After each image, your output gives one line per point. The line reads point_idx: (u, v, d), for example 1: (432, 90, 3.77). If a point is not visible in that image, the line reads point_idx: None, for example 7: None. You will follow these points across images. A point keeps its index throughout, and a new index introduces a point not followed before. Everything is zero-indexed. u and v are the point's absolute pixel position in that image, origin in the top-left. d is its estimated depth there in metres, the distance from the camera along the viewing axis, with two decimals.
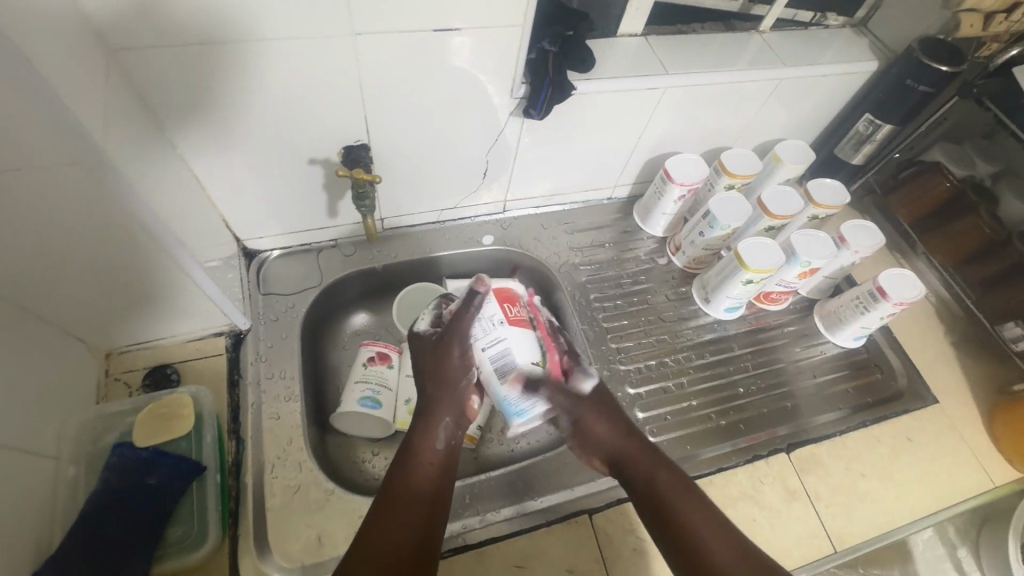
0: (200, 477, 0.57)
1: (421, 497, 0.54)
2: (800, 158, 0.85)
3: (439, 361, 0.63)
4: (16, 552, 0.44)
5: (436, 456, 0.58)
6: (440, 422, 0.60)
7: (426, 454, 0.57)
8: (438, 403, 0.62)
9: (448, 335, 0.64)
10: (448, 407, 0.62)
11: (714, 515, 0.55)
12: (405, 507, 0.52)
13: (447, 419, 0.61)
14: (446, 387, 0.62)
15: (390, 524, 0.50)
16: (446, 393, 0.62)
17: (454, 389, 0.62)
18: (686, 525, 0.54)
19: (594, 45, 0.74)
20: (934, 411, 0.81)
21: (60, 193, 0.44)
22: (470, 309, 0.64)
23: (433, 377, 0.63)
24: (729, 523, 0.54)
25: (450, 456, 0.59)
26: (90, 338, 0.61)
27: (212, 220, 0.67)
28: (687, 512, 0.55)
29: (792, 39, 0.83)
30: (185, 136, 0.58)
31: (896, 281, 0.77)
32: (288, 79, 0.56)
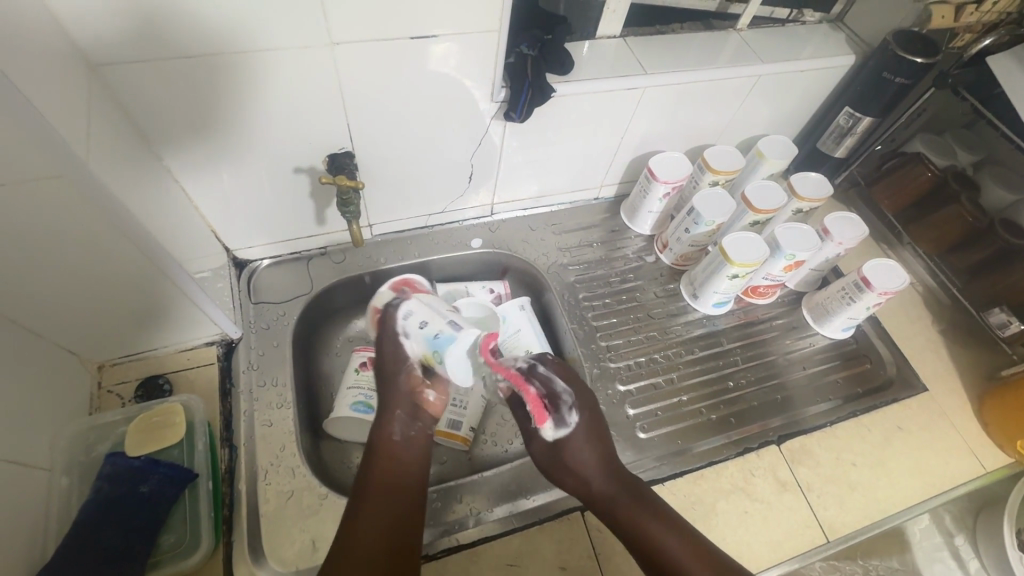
0: (192, 485, 0.57)
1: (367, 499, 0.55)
2: (783, 153, 0.86)
3: (382, 360, 0.64)
4: (8, 561, 0.45)
5: (388, 451, 0.59)
6: (386, 419, 0.61)
7: (383, 448, 0.60)
8: (387, 401, 0.63)
9: (380, 335, 0.65)
10: (392, 404, 0.62)
11: (678, 529, 0.57)
12: (369, 502, 0.55)
13: (400, 413, 0.62)
14: (388, 387, 0.63)
15: (357, 519, 0.53)
16: (390, 391, 0.63)
17: (397, 385, 0.63)
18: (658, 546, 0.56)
19: (574, 48, 0.75)
20: (924, 399, 0.81)
21: (46, 204, 0.44)
22: (389, 309, 0.65)
23: (384, 379, 0.64)
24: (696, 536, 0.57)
25: (410, 451, 0.60)
26: (80, 350, 0.61)
27: (201, 230, 0.68)
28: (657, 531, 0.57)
29: (770, 36, 0.84)
30: (171, 149, 0.59)
31: (880, 271, 0.77)
32: (268, 91, 0.57)
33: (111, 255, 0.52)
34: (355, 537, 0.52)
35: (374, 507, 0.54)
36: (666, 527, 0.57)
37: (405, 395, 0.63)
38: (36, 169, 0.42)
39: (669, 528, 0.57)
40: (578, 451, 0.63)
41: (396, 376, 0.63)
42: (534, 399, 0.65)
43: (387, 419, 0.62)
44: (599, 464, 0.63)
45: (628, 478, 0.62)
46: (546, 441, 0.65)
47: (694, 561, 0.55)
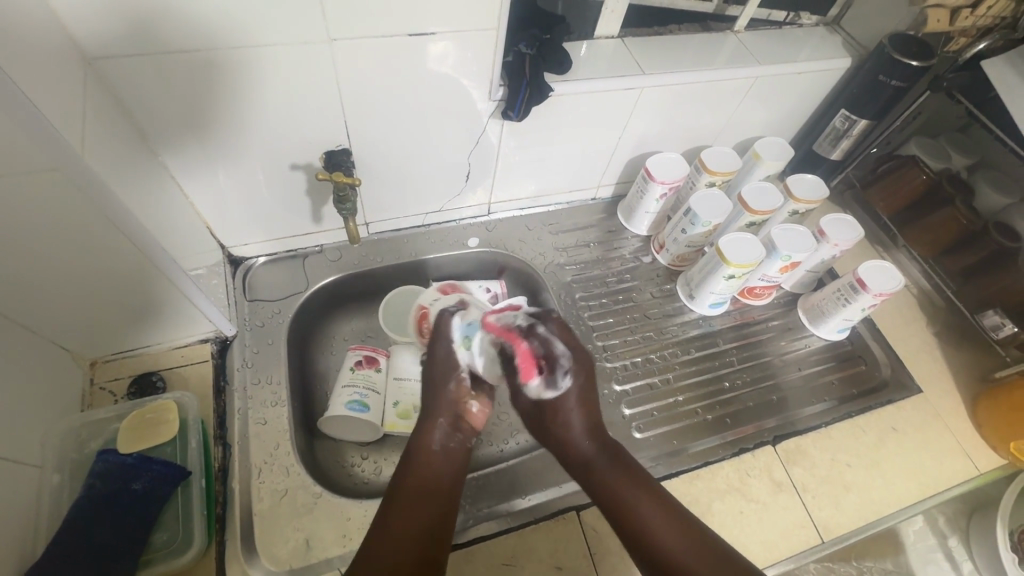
0: (185, 482, 0.57)
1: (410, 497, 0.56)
2: (780, 156, 0.87)
3: (432, 369, 0.67)
4: None
5: (428, 458, 0.60)
6: (428, 428, 0.63)
7: (424, 453, 0.60)
8: (433, 408, 0.65)
9: (432, 342, 0.69)
10: (438, 410, 0.64)
11: (658, 498, 0.58)
12: (403, 504, 0.55)
13: (442, 421, 0.64)
14: (437, 395, 0.65)
15: (390, 520, 0.53)
16: (438, 399, 0.65)
17: (445, 394, 0.65)
18: (635, 511, 0.57)
19: (572, 48, 0.75)
20: (918, 401, 0.82)
21: (40, 197, 0.44)
22: (444, 314, 0.69)
23: (430, 389, 0.66)
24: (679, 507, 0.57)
25: (448, 457, 0.61)
26: (72, 346, 0.60)
27: (196, 227, 0.68)
28: (636, 498, 0.58)
29: (767, 38, 0.84)
30: (167, 144, 0.58)
31: (875, 272, 0.78)
32: (264, 86, 0.57)
33: (105, 250, 0.52)
34: (386, 538, 0.52)
35: (408, 510, 0.54)
36: (649, 497, 0.58)
37: (451, 403, 0.65)
38: (31, 161, 0.41)
39: (651, 496, 0.58)
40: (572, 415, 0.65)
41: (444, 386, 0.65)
42: (526, 353, 0.65)
43: (429, 426, 0.63)
44: (587, 429, 0.64)
45: (617, 450, 0.63)
46: (530, 397, 0.66)
47: (669, 528, 0.55)
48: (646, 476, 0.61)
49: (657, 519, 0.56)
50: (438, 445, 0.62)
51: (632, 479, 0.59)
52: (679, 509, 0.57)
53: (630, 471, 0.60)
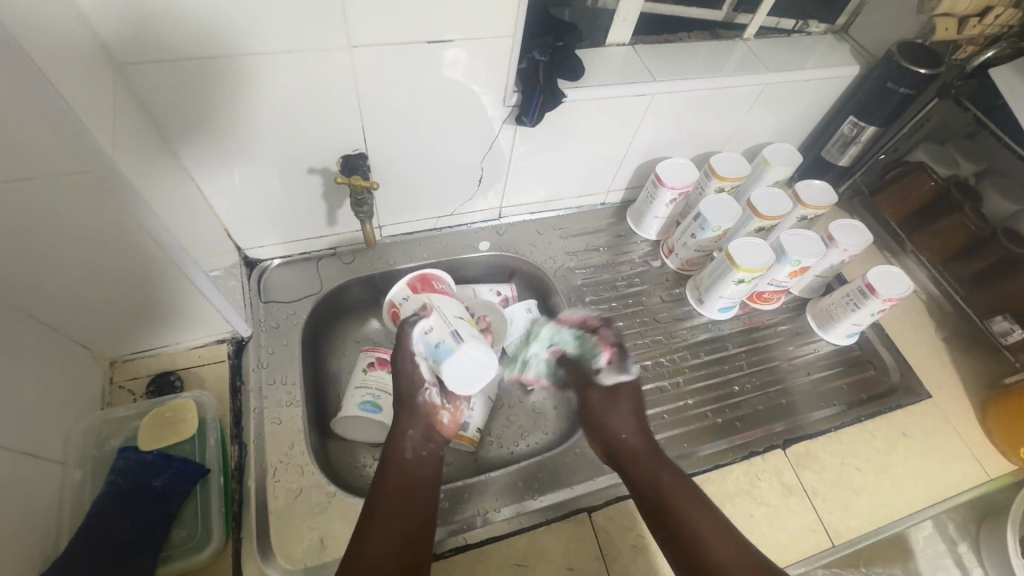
0: (204, 480, 0.57)
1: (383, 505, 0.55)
2: (789, 161, 0.88)
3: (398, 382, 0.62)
4: (22, 552, 0.45)
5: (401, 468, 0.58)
6: (399, 437, 0.60)
7: (397, 466, 0.58)
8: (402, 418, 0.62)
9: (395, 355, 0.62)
10: (406, 422, 0.61)
11: (706, 510, 0.55)
12: (376, 526, 0.53)
13: (412, 432, 0.61)
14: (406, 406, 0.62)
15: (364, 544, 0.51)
16: (408, 410, 0.62)
17: (414, 406, 0.62)
18: (681, 516, 0.55)
19: (584, 54, 0.76)
20: (928, 406, 0.82)
21: (68, 198, 0.45)
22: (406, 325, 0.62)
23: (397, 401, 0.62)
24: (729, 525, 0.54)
25: (421, 470, 0.59)
26: (93, 345, 0.62)
27: (214, 229, 0.69)
28: (685, 508, 0.55)
29: (776, 46, 0.85)
30: (189, 148, 0.59)
31: (884, 277, 0.78)
32: (283, 91, 0.58)
33: (129, 251, 0.53)
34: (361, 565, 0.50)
35: (380, 532, 0.52)
36: (698, 507, 0.55)
37: (423, 416, 0.62)
38: (64, 163, 0.43)
39: (699, 505, 0.55)
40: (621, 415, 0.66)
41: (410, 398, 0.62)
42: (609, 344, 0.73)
43: (402, 438, 0.60)
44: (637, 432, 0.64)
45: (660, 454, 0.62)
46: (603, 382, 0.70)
47: (718, 542, 0.52)
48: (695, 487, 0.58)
49: (707, 531, 0.53)
50: (410, 454, 0.60)
51: (681, 487, 0.57)
52: (724, 519, 0.54)
53: (678, 478, 0.58)
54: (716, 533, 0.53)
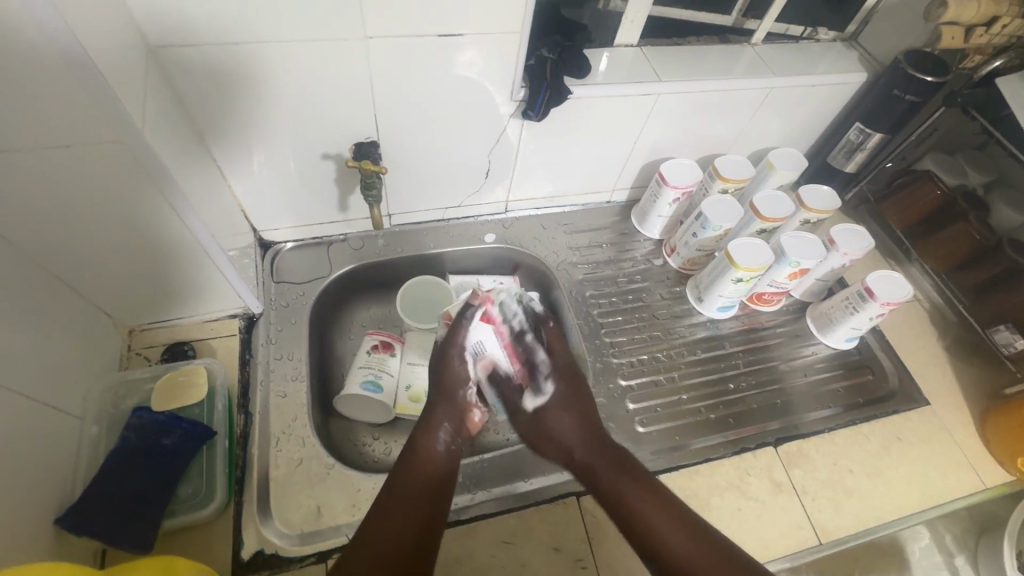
0: (210, 442, 0.60)
1: (408, 488, 0.56)
2: (793, 166, 0.89)
3: (441, 377, 0.69)
4: (38, 494, 0.48)
5: (434, 456, 0.61)
6: (433, 424, 0.64)
7: (428, 455, 0.60)
8: (439, 409, 0.66)
9: (448, 348, 0.70)
10: (443, 413, 0.65)
11: (669, 505, 0.57)
12: (399, 505, 0.54)
13: (447, 425, 0.65)
14: (445, 399, 0.67)
15: (381, 522, 0.52)
16: (447, 404, 0.67)
17: (454, 401, 0.67)
18: (641, 513, 0.56)
19: (592, 54, 0.78)
20: (925, 412, 0.82)
21: (101, 169, 0.49)
22: (464, 321, 0.71)
23: (438, 397, 0.67)
24: (689, 514, 0.56)
25: (449, 462, 0.61)
26: (115, 312, 0.65)
27: (232, 209, 0.72)
28: (644, 508, 0.57)
29: (784, 52, 0.86)
30: (212, 129, 0.63)
31: (884, 282, 0.78)
32: (301, 79, 0.61)
33: (154, 224, 0.57)
34: (378, 541, 0.51)
35: (403, 511, 0.54)
36: (659, 504, 0.57)
37: (458, 412, 0.67)
38: (99, 134, 0.46)
39: (658, 501, 0.57)
40: (564, 421, 0.67)
41: (453, 394, 0.68)
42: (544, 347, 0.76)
43: (437, 429, 0.63)
44: (586, 433, 0.66)
45: (615, 451, 0.64)
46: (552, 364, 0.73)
47: (678, 535, 0.54)
48: (656, 482, 0.60)
49: (668, 526, 0.55)
50: (443, 444, 0.63)
51: (636, 484, 0.59)
52: (676, 505, 0.57)
53: (635, 476, 0.60)
54: (675, 524, 0.55)
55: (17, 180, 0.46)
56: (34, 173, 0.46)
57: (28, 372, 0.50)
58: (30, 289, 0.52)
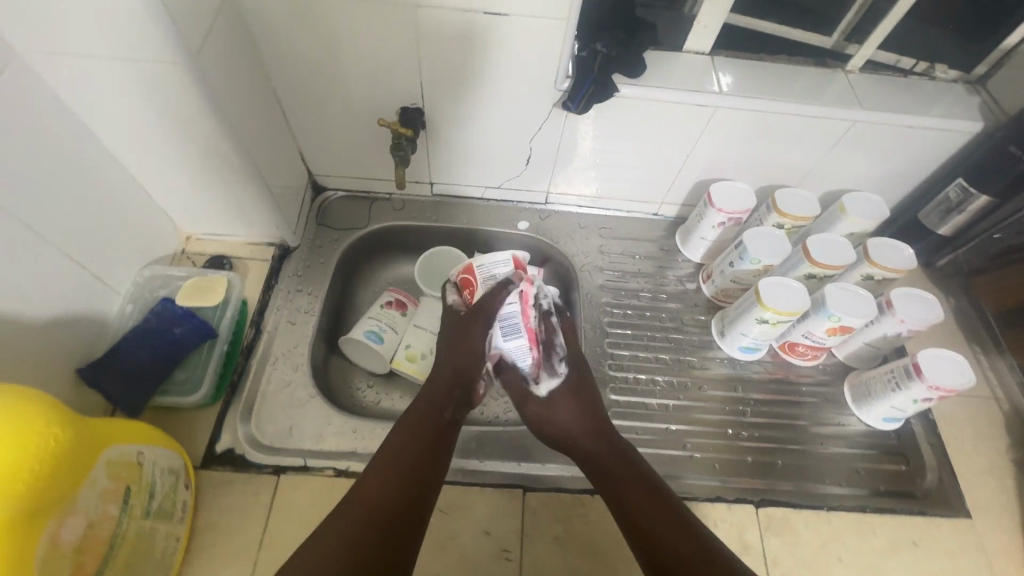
0: (212, 341, 0.69)
1: (401, 460, 0.55)
2: (870, 213, 0.79)
3: (456, 337, 0.66)
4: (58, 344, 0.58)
5: (439, 423, 0.60)
6: (443, 392, 0.63)
7: (430, 424, 0.59)
8: (451, 376, 0.65)
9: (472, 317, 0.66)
10: (454, 377, 0.65)
11: (673, 512, 0.53)
12: (381, 480, 0.53)
13: (456, 392, 0.64)
14: (456, 363, 0.65)
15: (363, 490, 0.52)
16: (458, 369, 0.65)
17: (470, 366, 0.65)
18: (640, 516, 0.53)
19: (656, 56, 0.75)
20: (958, 524, 0.70)
21: (163, 87, 0.56)
22: (502, 291, 0.65)
23: (449, 367, 0.65)
24: (696, 525, 0.52)
25: (445, 433, 0.59)
26: (177, 218, 0.76)
27: (290, 149, 0.80)
28: (646, 507, 0.54)
29: (883, 85, 0.77)
30: (278, 71, 0.70)
31: (939, 362, 0.68)
32: (357, 37, 0.66)
33: (207, 146, 0.64)
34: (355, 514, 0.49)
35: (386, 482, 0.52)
36: (661, 508, 0.54)
37: (469, 377, 0.65)
38: (157, 53, 0.52)
39: (661, 505, 0.54)
40: (563, 412, 0.65)
41: (470, 360, 0.65)
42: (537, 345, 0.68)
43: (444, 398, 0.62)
44: (587, 426, 0.63)
45: (620, 447, 0.61)
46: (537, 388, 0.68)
47: (678, 540, 0.51)
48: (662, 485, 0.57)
49: (669, 533, 0.51)
50: (450, 412, 0.62)
51: (638, 480, 0.57)
52: (683, 514, 0.53)
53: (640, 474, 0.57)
54: (676, 530, 0.51)
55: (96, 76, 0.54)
56: (110, 76, 0.54)
57: (74, 243, 0.61)
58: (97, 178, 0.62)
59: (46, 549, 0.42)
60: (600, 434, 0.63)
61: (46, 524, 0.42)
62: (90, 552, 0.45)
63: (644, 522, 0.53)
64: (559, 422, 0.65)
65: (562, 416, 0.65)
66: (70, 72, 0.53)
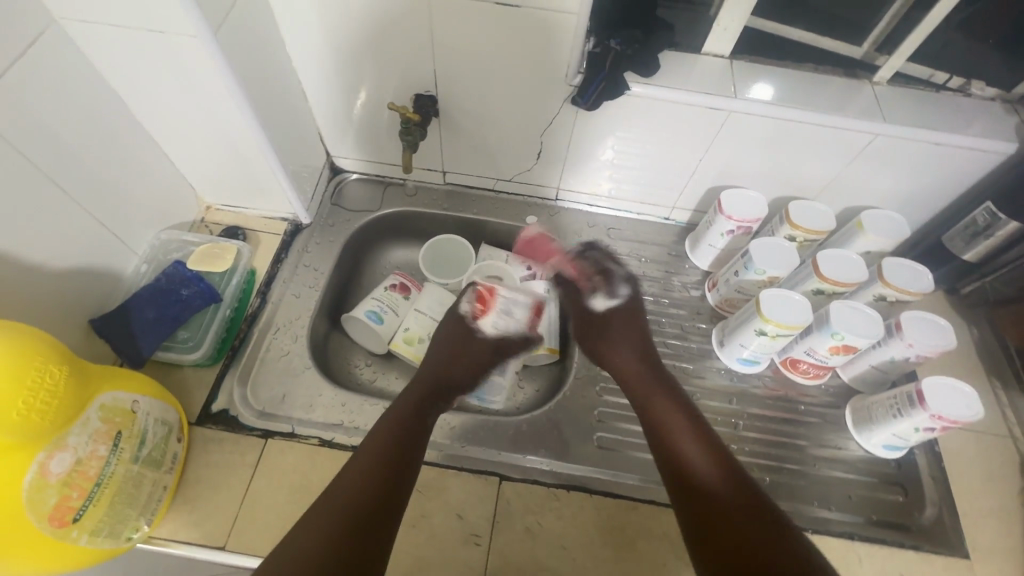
0: (215, 305, 0.72)
1: (372, 453, 0.57)
2: (888, 232, 0.76)
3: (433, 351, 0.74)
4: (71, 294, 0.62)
5: (399, 420, 0.62)
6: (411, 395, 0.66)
7: (391, 420, 0.61)
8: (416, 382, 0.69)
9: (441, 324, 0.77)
10: (421, 382, 0.69)
11: (707, 440, 0.61)
12: (358, 470, 0.55)
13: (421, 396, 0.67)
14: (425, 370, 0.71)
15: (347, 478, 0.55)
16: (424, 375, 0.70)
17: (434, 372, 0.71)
18: (677, 446, 0.61)
19: (673, 56, 0.74)
20: (954, 564, 0.66)
21: (184, 59, 0.59)
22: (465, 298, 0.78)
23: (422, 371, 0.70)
24: (725, 452, 0.61)
25: (404, 429, 0.61)
26: (199, 188, 0.80)
27: (309, 129, 0.83)
28: (682, 437, 0.62)
29: (912, 99, 0.74)
30: (301, 53, 0.73)
31: (943, 391, 0.64)
32: (376, 23, 0.68)
33: (224, 119, 0.67)
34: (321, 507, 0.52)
35: (357, 476, 0.55)
36: (697, 441, 0.61)
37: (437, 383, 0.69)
38: (179, 26, 0.55)
39: (696, 435, 0.62)
40: (620, 351, 0.74)
41: (436, 366, 0.71)
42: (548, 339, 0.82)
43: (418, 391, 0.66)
44: (641, 366, 0.72)
45: (667, 384, 0.69)
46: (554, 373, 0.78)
47: (713, 469, 0.58)
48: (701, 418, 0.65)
49: (701, 461, 0.59)
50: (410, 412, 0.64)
51: (678, 414, 0.65)
52: (715, 442, 0.61)
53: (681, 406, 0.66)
54: (708, 458, 0.59)
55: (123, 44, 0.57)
56: (136, 45, 0.57)
57: (97, 203, 0.65)
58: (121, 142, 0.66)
59: (35, 474, 0.45)
60: (651, 375, 0.71)
61: (34, 454, 0.45)
62: (76, 486, 0.48)
63: (681, 453, 0.61)
64: (616, 361, 0.74)
65: (618, 356, 0.74)
66: (102, 41, 0.57)
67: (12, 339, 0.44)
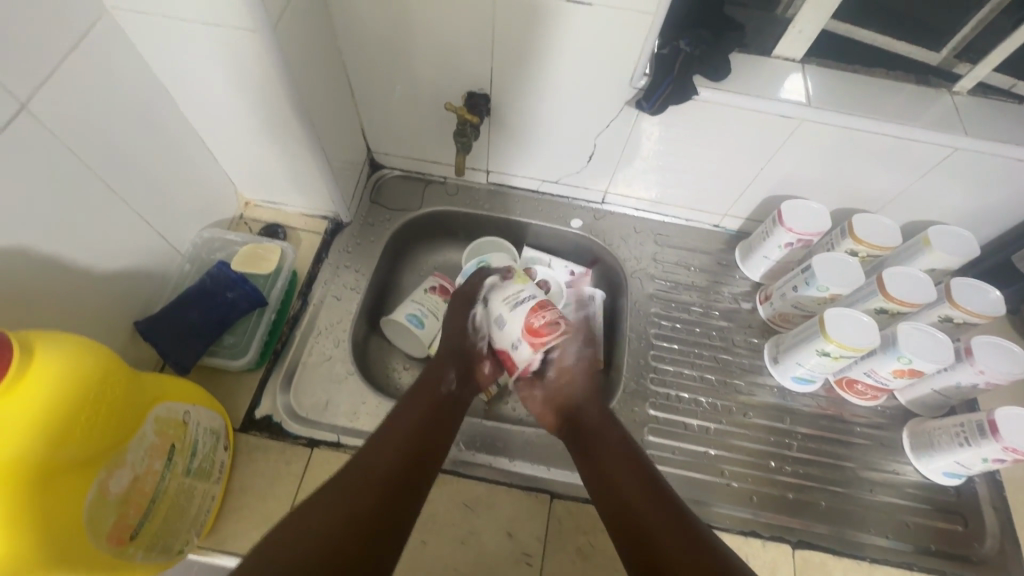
0: (260, 309, 0.70)
1: (396, 441, 0.54)
2: (958, 249, 0.72)
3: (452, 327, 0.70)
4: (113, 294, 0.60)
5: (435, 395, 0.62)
6: (441, 367, 0.65)
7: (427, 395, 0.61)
8: (444, 358, 0.66)
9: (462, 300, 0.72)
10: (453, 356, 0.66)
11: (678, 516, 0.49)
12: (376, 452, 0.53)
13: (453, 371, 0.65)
14: (450, 346, 0.67)
15: (361, 459, 0.52)
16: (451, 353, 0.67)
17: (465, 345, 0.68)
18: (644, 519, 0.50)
19: (743, 59, 0.70)
20: None
21: (239, 54, 0.55)
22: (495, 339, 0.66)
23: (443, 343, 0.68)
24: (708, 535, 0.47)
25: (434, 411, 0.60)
26: (238, 183, 0.78)
27: (353, 124, 0.80)
28: (647, 508, 0.50)
29: (995, 110, 0.70)
30: (350, 45, 0.69)
31: (1018, 423, 0.62)
32: (433, 18, 0.65)
33: (274, 116, 0.64)
34: (347, 485, 0.48)
35: (386, 460, 0.52)
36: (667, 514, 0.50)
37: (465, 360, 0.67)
38: (235, 18, 0.51)
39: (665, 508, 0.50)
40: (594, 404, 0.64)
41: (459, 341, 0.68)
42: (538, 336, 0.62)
43: (446, 366, 0.65)
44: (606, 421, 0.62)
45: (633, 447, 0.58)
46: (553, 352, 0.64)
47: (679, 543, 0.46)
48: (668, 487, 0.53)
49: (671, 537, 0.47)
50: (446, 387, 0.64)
51: (642, 485, 0.53)
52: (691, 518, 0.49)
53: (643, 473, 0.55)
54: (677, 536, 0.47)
55: (174, 37, 0.54)
56: (185, 37, 0.54)
57: (142, 200, 0.62)
58: (163, 138, 0.63)
59: (95, 495, 0.43)
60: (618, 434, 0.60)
61: (96, 474, 0.43)
62: (133, 503, 0.47)
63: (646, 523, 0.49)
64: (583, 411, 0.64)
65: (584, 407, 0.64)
66: (153, 32, 0.54)
67: (80, 353, 0.43)
